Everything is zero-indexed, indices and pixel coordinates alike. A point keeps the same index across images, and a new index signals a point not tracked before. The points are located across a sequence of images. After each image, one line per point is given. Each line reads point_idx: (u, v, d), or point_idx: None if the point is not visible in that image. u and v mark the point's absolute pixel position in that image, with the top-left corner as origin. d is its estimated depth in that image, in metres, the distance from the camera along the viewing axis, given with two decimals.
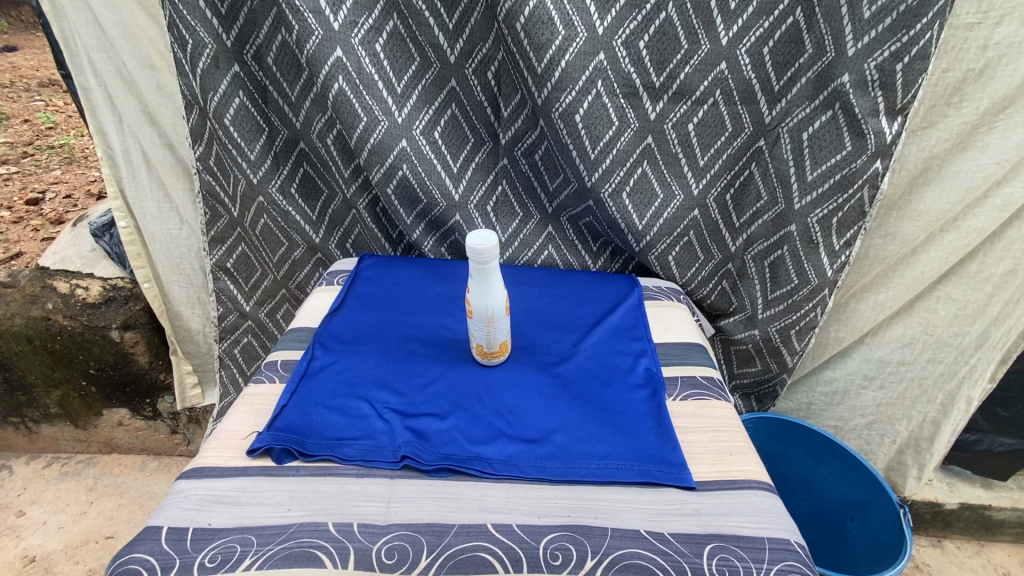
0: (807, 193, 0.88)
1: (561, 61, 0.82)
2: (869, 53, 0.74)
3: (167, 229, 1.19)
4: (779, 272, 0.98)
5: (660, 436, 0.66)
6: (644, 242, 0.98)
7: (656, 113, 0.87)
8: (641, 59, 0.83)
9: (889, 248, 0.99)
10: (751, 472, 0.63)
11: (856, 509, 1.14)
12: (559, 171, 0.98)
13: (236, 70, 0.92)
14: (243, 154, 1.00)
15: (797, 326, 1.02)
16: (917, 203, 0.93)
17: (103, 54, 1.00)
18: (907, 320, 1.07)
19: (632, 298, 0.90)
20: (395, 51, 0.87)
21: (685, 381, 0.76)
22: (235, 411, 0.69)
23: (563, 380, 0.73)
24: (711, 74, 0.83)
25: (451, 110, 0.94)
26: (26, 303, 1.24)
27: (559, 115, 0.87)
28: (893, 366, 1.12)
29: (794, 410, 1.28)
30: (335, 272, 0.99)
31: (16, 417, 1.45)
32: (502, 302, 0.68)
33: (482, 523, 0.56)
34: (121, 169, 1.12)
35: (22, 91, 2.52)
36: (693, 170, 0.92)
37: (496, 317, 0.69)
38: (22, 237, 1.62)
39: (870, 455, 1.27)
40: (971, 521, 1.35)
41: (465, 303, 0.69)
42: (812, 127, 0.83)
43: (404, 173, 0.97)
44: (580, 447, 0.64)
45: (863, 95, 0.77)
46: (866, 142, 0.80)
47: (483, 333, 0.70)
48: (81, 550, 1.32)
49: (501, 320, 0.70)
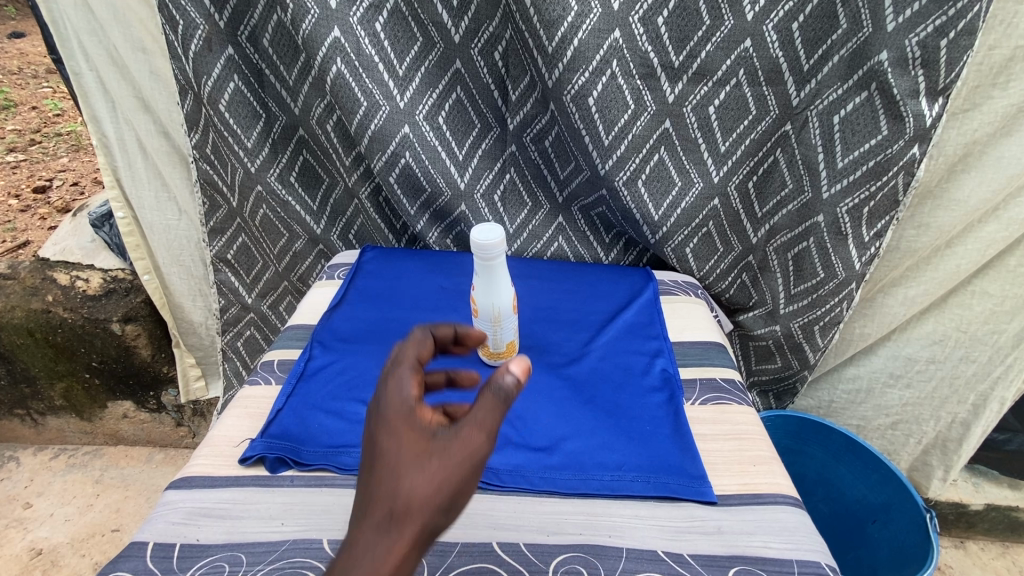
0: (836, 181, 0.82)
1: (574, 39, 0.77)
2: (911, 27, 0.68)
3: (166, 219, 1.16)
4: (804, 265, 0.92)
5: (678, 445, 0.61)
6: (660, 233, 0.93)
7: (675, 95, 0.81)
8: (659, 36, 0.77)
9: (922, 239, 0.93)
10: (777, 485, 0.58)
11: (878, 511, 1.09)
12: (570, 159, 0.92)
13: (230, 52, 0.88)
14: (239, 142, 0.96)
15: (821, 322, 0.97)
16: (955, 192, 0.87)
17: (93, 37, 0.96)
18: (938, 317, 1.02)
19: (647, 293, 0.85)
20: (396, 31, 0.82)
21: (704, 384, 0.72)
22: (228, 415, 0.66)
23: (573, 383, 0.69)
24: (735, 52, 0.77)
25: (456, 93, 0.88)
26: (26, 295, 1.22)
27: (571, 97, 0.82)
28: (921, 365, 1.07)
29: (815, 408, 1.22)
30: (337, 265, 0.95)
31: (22, 409, 1.44)
32: (509, 301, 0.64)
33: (488, 542, 0.52)
34: (117, 158, 1.08)
35: (30, 77, 2.49)
36: (714, 157, 0.86)
37: (503, 316, 0.65)
38: (29, 226, 1.60)
39: (893, 455, 1.21)
40: (996, 522, 1.30)
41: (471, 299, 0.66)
42: (845, 109, 0.77)
43: (407, 160, 0.92)
44: (592, 457, 0.60)
45: (903, 75, 0.71)
46: (905, 126, 0.74)
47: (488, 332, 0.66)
48: (88, 543, 1.31)
49: (509, 321, 0.66)
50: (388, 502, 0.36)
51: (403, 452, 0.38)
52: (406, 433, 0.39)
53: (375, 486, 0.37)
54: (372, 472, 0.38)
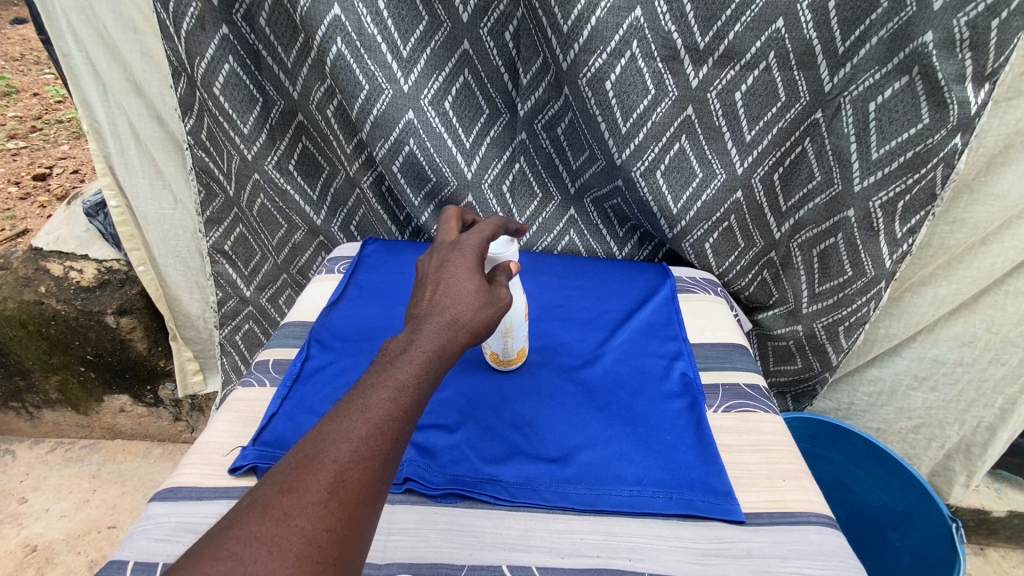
0: (869, 174, 0.77)
1: (591, 17, 0.72)
2: (961, 6, 0.63)
3: (160, 208, 1.11)
4: (830, 262, 0.87)
5: (702, 458, 0.57)
6: (678, 228, 0.88)
7: (699, 79, 0.76)
8: (683, 15, 0.71)
9: (956, 236, 0.87)
10: (811, 503, 0.53)
11: (901, 519, 1.04)
12: (584, 148, 0.87)
13: (225, 32, 0.82)
14: (235, 128, 0.91)
15: (846, 323, 0.91)
16: (993, 185, 0.82)
17: (82, 16, 0.92)
18: (968, 317, 0.97)
19: (664, 290, 0.80)
20: (400, 8, 0.77)
21: (727, 389, 0.67)
22: (218, 419, 0.62)
23: (587, 388, 0.64)
24: (766, 33, 0.71)
25: (464, 77, 0.83)
26: (18, 286, 1.18)
27: (587, 81, 0.77)
28: (948, 367, 1.02)
29: (833, 411, 1.17)
30: (337, 258, 0.91)
31: (17, 402, 1.41)
32: (520, 309, 0.60)
33: (497, 565, 0.48)
34: (109, 144, 1.04)
35: (31, 63, 2.44)
36: (738, 146, 0.81)
37: (515, 324, 0.61)
38: (28, 214, 1.57)
39: (913, 460, 1.17)
40: (1019, 529, 1.25)
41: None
42: (883, 96, 0.71)
43: (411, 148, 0.87)
44: (609, 469, 0.56)
45: (949, 58, 0.66)
46: (948, 114, 0.69)
47: (501, 341, 0.62)
48: (83, 540, 1.28)
49: (520, 328, 0.62)
50: (456, 307, 0.48)
51: (473, 277, 0.51)
52: (474, 262, 0.52)
53: (446, 297, 0.49)
54: (450, 281, 0.50)
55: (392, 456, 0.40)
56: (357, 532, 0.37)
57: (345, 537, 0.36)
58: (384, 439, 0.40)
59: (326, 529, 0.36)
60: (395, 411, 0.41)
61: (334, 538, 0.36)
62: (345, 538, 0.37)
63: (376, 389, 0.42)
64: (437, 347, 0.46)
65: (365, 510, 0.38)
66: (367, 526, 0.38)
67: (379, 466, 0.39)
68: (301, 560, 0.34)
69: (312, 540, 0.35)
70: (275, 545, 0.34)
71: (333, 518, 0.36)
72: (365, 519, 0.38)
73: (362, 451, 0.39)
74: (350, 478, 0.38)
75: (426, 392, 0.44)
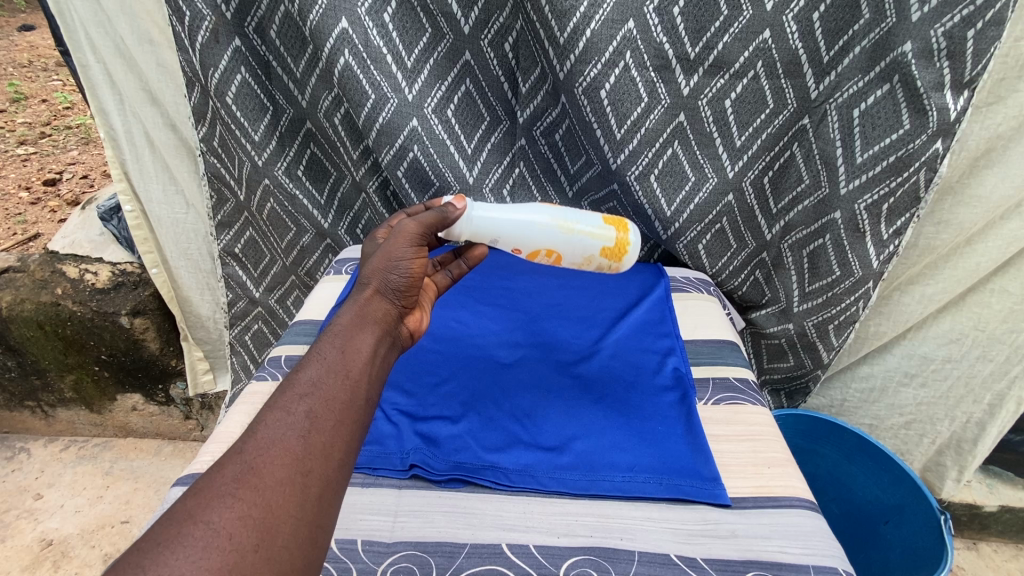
0: (855, 177, 0.80)
1: (586, 30, 0.75)
2: (938, 18, 0.66)
3: (173, 212, 1.15)
4: (819, 262, 0.90)
5: (691, 447, 0.60)
6: (672, 229, 0.91)
7: (690, 88, 0.79)
8: (675, 27, 0.75)
9: (941, 236, 0.91)
10: (794, 488, 0.57)
11: (892, 512, 1.07)
12: (581, 153, 0.90)
13: (237, 44, 0.86)
14: (246, 135, 0.95)
15: (836, 321, 0.94)
16: (976, 188, 0.85)
17: (100, 29, 0.96)
18: (955, 315, 0.99)
19: (658, 289, 0.83)
20: (404, 22, 0.81)
21: (717, 383, 0.70)
22: (235, 411, 0.65)
23: (583, 381, 0.68)
24: (754, 44, 0.75)
25: (466, 85, 0.87)
26: (36, 288, 1.22)
27: (583, 90, 0.80)
28: (937, 364, 1.05)
29: (826, 407, 1.20)
30: (344, 260, 0.94)
31: (32, 401, 1.45)
32: (543, 214, 0.69)
33: (498, 544, 0.51)
34: (124, 151, 1.08)
35: (40, 70, 2.49)
36: (729, 151, 0.84)
37: (560, 217, 0.69)
38: (40, 219, 1.61)
39: (906, 455, 1.19)
40: (1010, 524, 1.28)
41: (542, 254, 0.70)
42: (866, 103, 0.75)
43: (415, 154, 0.91)
44: (603, 457, 0.59)
45: (927, 67, 0.69)
46: (928, 120, 0.72)
47: (582, 238, 0.69)
48: (97, 534, 1.32)
49: (567, 216, 0.69)
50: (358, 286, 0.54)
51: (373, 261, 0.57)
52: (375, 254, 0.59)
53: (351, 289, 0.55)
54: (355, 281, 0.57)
55: (311, 434, 0.40)
56: (280, 514, 0.36)
57: (267, 520, 0.35)
58: (296, 419, 0.40)
59: (239, 515, 0.34)
60: (305, 394, 0.42)
61: (251, 522, 0.34)
62: (266, 521, 0.35)
63: (284, 383, 0.43)
64: (340, 327, 0.49)
65: (288, 490, 0.37)
66: (295, 506, 0.37)
67: (297, 448, 0.39)
68: (212, 550, 0.33)
69: (222, 528, 0.34)
70: (182, 541, 0.33)
71: (244, 502, 0.35)
72: (291, 501, 0.37)
73: (273, 435, 0.39)
74: (262, 461, 0.37)
75: (340, 368, 0.45)
